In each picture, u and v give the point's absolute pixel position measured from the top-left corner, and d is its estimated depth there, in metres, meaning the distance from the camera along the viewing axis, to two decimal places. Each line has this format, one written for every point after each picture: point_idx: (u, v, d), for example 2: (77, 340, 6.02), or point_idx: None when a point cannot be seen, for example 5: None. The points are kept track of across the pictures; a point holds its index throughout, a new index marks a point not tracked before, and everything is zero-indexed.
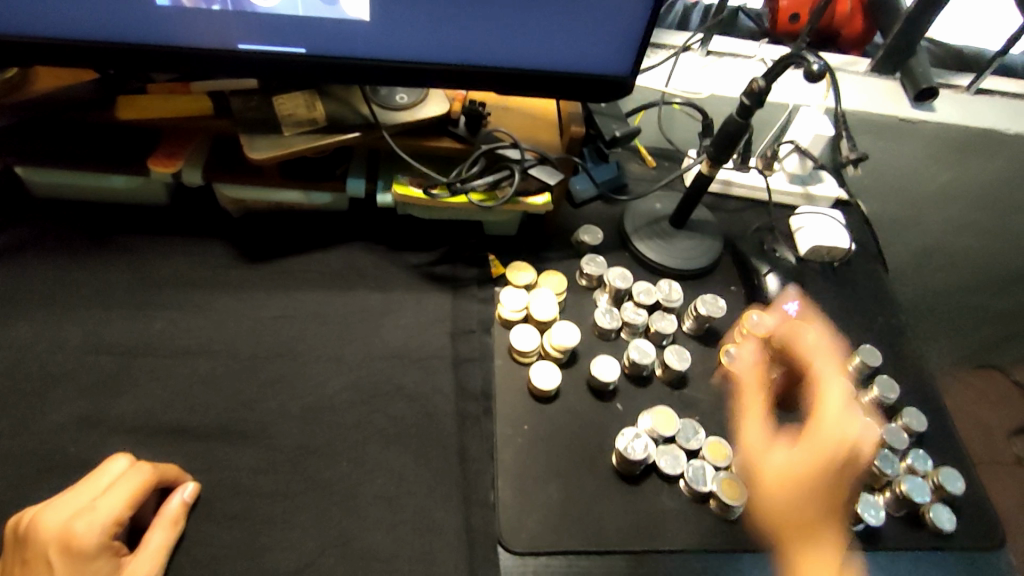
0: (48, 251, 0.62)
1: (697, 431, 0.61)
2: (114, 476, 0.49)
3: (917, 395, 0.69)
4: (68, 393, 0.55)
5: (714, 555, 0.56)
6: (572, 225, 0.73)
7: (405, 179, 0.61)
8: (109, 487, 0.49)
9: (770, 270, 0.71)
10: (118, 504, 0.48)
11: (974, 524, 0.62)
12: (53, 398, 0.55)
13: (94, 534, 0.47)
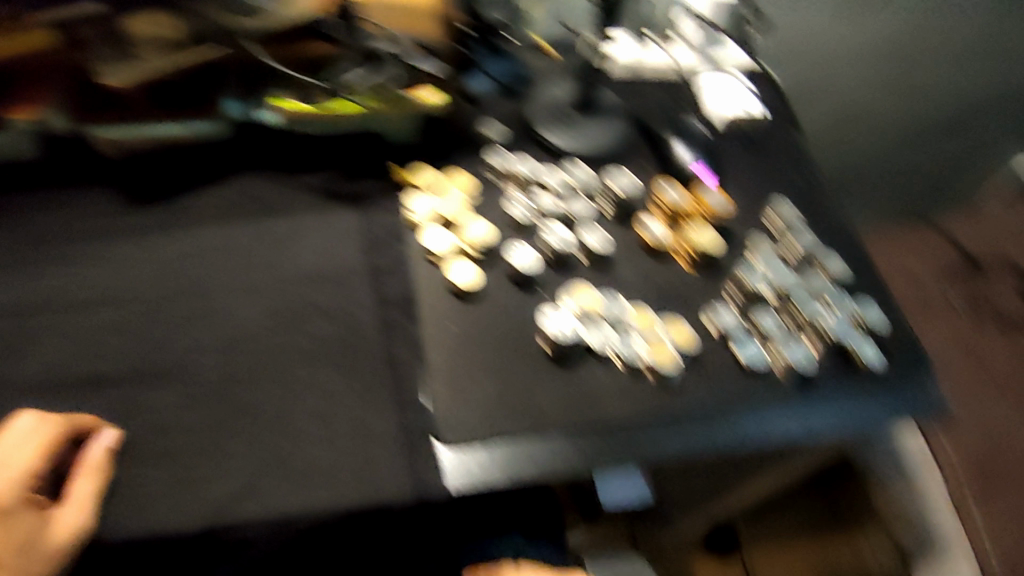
0: None
1: (618, 300, 0.62)
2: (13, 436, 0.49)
3: (838, 242, 0.70)
4: None
5: (652, 419, 0.56)
6: (477, 125, 0.71)
7: (284, 92, 0.63)
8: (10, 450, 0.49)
9: (677, 140, 0.72)
10: (26, 459, 0.49)
11: (903, 352, 0.63)
12: None
13: (10, 492, 0.49)
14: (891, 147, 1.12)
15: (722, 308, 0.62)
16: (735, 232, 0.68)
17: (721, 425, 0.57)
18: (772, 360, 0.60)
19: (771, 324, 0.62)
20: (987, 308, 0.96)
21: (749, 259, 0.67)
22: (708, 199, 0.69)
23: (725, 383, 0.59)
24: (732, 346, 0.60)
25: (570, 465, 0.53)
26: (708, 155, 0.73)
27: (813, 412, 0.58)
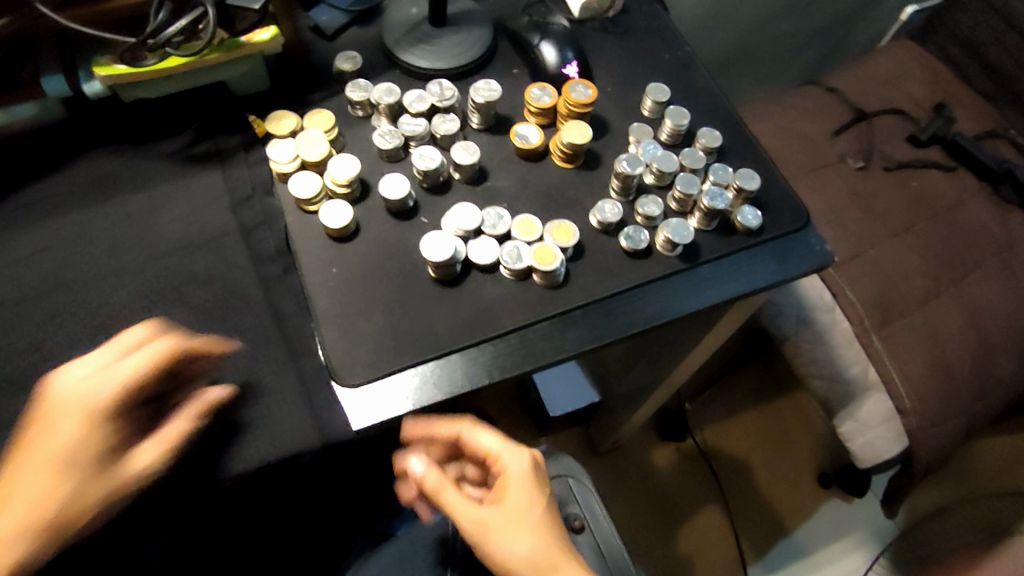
0: None
1: (502, 216, 0.60)
2: (135, 361, 0.48)
3: (713, 115, 0.70)
4: None
5: (548, 321, 0.57)
6: (329, 59, 0.67)
7: (106, 59, 0.54)
8: (140, 371, 0.48)
9: (542, 39, 0.68)
10: (141, 368, 0.48)
11: (781, 213, 0.65)
12: None
13: (109, 396, 0.47)
14: (770, 13, 1.11)
15: (604, 201, 0.62)
16: (609, 123, 0.68)
17: (615, 314, 0.58)
18: (658, 243, 0.62)
19: (652, 208, 0.62)
20: (876, 158, 1.00)
21: (629, 148, 0.67)
22: (577, 95, 0.64)
23: (614, 273, 0.60)
24: (619, 238, 0.61)
25: (476, 380, 0.54)
26: (575, 50, 0.69)
27: (702, 285, 0.61)
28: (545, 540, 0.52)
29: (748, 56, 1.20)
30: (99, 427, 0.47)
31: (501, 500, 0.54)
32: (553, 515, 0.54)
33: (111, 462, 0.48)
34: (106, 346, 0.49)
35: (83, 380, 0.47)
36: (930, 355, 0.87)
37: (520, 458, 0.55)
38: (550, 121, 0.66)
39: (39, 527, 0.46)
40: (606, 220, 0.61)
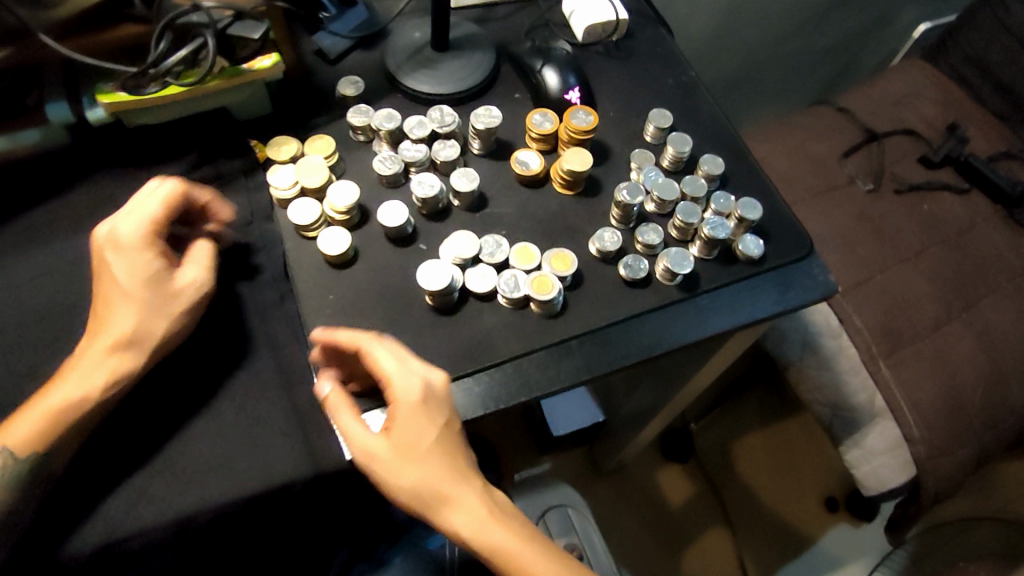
0: None
1: (501, 244, 0.60)
2: (156, 202, 0.52)
3: (717, 142, 0.69)
4: None
5: (545, 351, 0.57)
6: (332, 83, 0.67)
7: (110, 87, 0.54)
8: (159, 214, 0.52)
9: (545, 64, 0.68)
10: (162, 207, 0.52)
11: (784, 242, 0.64)
12: None
13: (139, 241, 0.51)
14: (780, 33, 1.11)
15: (604, 229, 0.62)
16: (611, 148, 0.68)
17: (611, 344, 0.58)
18: (658, 272, 0.61)
19: (652, 237, 0.62)
20: (887, 180, 0.99)
21: (631, 174, 0.66)
22: (577, 122, 0.64)
23: (612, 303, 0.60)
24: (618, 266, 0.61)
25: (470, 411, 0.54)
26: (578, 75, 0.69)
27: (701, 315, 0.60)
28: (438, 475, 0.49)
29: (757, 75, 1.20)
30: (148, 269, 0.52)
31: (395, 429, 0.49)
32: (457, 449, 0.50)
33: (167, 294, 0.53)
34: (125, 206, 0.52)
35: (128, 229, 0.51)
36: (939, 382, 0.85)
37: (418, 378, 0.49)
38: (551, 147, 0.66)
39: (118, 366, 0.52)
40: (605, 248, 0.60)
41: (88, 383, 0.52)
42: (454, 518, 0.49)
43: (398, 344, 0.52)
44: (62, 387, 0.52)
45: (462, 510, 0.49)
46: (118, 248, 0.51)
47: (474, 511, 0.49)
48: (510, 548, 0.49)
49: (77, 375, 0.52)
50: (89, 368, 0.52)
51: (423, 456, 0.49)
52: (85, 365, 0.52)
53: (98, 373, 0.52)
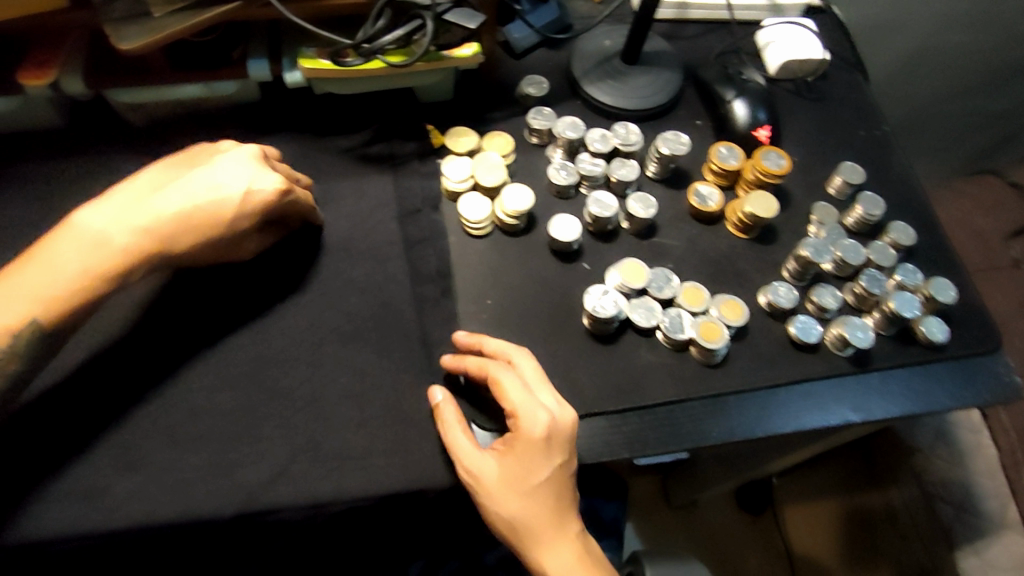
0: None
1: (670, 279, 0.57)
2: (260, 185, 0.51)
3: (905, 208, 0.64)
4: None
5: (699, 402, 0.54)
6: (516, 80, 0.66)
7: (313, 53, 0.54)
8: (258, 199, 0.51)
9: (737, 96, 0.64)
10: (269, 192, 0.51)
11: (969, 331, 0.59)
12: None
13: (248, 208, 0.51)
14: (955, 89, 1.03)
15: (778, 283, 0.58)
16: (792, 196, 0.64)
17: (771, 410, 0.54)
18: (829, 338, 0.57)
19: (829, 300, 0.57)
20: None
21: (810, 228, 0.62)
22: (768, 163, 0.60)
23: (777, 363, 0.56)
24: (788, 324, 0.57)
25: (613, 451, 0.51)
26: (769, 113, 0.64)
27: (869, 395, 0.56)
28: (543, 512, 0.47)
29: (916, 129, 1.13)
30: (219, 223, 0.50)
31: (514, 458, 0.47)
32: (567, 492, 0.48)
33: (211, 245, 0.51)
34: (237, 152, 0.51)
35: (224, 178, 0.50)
36: None
37: (547, 414, 0.46)
38: (730, 184, 0.63)
39: (200, 247, 0.51)
40: (778, 303, 0.56)
41: (121, 256, 0.47)
42: (547, 557, 0.47)
43: (532, 370, 0.49)
44: (138, 215, 0.48)
45: (559, 554, 0.47)
46: (211, 174, 0.50)
47: (570, 556, 0.47)
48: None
49: (161, 202, 0.49)
50: (178, 211, 0.49)
51: (538, 491, 0.47)
52: (188, 190, 0.49)
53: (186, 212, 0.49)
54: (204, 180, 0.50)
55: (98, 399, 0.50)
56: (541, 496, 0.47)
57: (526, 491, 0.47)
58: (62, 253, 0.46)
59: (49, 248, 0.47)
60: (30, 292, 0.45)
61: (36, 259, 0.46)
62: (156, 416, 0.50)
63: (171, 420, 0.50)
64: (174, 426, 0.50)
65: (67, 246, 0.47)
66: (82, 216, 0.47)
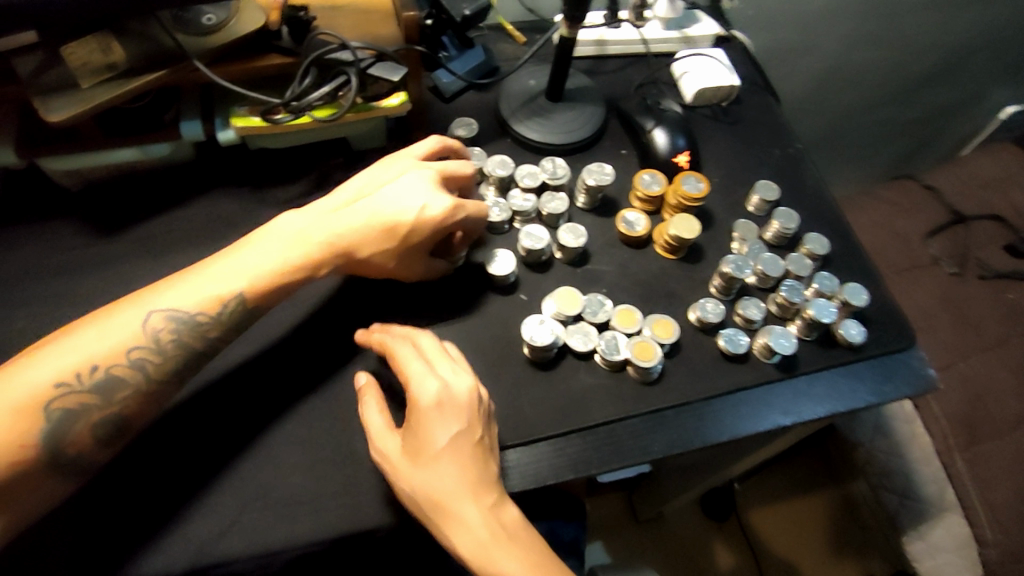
0: None
1: (604, 303, 0.60)
2: (441, 202, 0.53)
3: (819, 220, 0.69)
4: None
5: (637, 419, 0.56)
6: (446, 123, 0.69)
7: (243, 111, 0.56)
8: (431, 215, 0.53)
9: (656, 125, 0.68)
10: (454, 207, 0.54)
11: (884, 330, 0.63)
12: None
13: (428, 225, 0.53)
14: (869, 101, 1.11)
15: (706, 299, 0.61)
16: (714, 216, 0.68)
17: (707, 420, 0.57)
18: (756, 348, 0.60)
19: (754, 312, 0.61)
20: (972, 265, 0.96)
21: (733, 244, 0.66)
22: (688, 188, 0.64)
23: (709, 376, 0.59)
24: (717, 338, 0.60)
25: (560, 473, 0.53)
26: (687, 138, 0.68)
27: (797, 398, 0.59)
28: (443, 483, 0.48)
29: (837, 139, 1.20)
30: (394, 233, 0.53)
31: (418, 432, 0.49)
32: (473, 463, 0.48)
33: (403, 254, 0.54)
34: (420, 173, 0.55)
35: (405, 193, 0.53)
36: (1016, 484, 0.82)
37: (439, 383, 0.49)
38: (655, 209, 0.66)
39: (389, 254, 0.54)
40: (705, 319, 0.60)
41: (310, 252, 0.52)
42: (452, 531, 0.47)
43: (432, 345, 0.52)
44: (326, 227, 0.53)
45: (462, 528, 0.47)
46: (394, 189, 0.54)
47: (473, 534, 0.47)
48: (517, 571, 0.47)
49: (352, 212, 0.54)
50: (359, 227, 0.53)
51: (444, 460, 0.48)
52: (373, 203, 0.54)
53: (366, 225, 0.53)
54: (385, 193, 0.54)
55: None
56: (446, 469, 0.48)
57: (428, 461, 0.48)
58: (268, 251, 0.52)
59: (256, 241, 0.52)
60: (190, 295, 0.49)
61: (234, 255, 0.52)
62: (103, 477, 0.50)
63: (124, 479, 0.50)
64: (121, 485, 0.50)
65: (272, 242, 0.53)
66: (289, 220, 0.53)
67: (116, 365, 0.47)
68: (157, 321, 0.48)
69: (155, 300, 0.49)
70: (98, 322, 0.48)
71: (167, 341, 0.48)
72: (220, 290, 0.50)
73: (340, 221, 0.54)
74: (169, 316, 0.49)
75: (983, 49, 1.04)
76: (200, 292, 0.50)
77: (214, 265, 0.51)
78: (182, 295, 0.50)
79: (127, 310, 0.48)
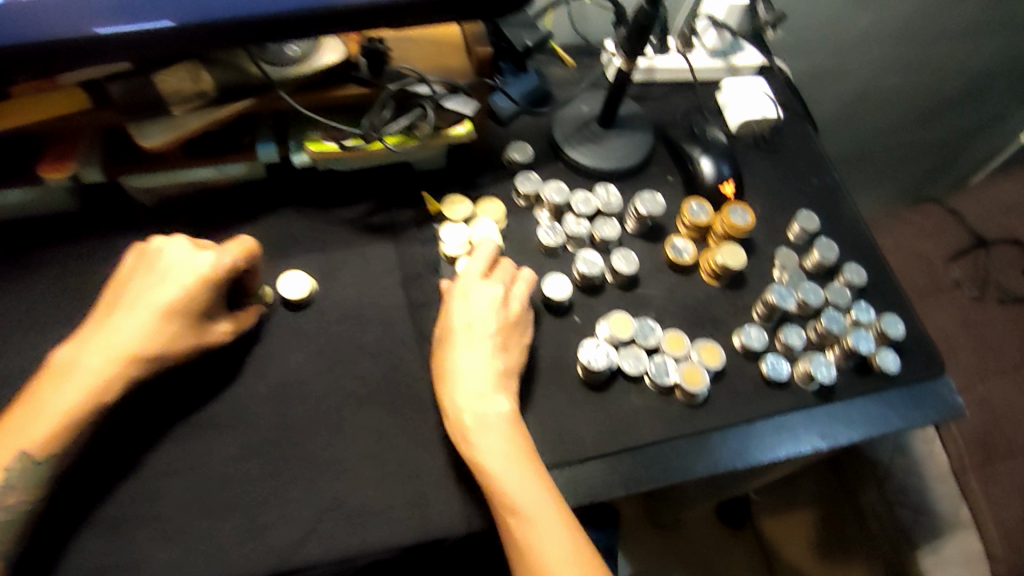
0: None
1: (655, 328, 0.63)
2: (182, 279, 0.52)
3: (856, 250, 0.71)
4: None
5: (685, 439, 0.59)
6: (501, 146, 0.71)
7: (317, 135, 0.59)
8: (181, 291, 0.52)
9: (703, 154, 0.70)
10: (182, 289, 0.52)
11: (917, 358, 0.66)
12: None
13: (159, 320, 0.51)
14: (896, 122, 1.13)
15: (751, 326, 0.64)
16: (757, 244, 0.70)
17: (750, 443, 0.60)
18: (796, 374, 0.63)
19: (795, 338, 0.64)
20: (992, 289, 0.99)
21: (774, 271, 0.69)
22: (735, 219, 0.67)
23: (753, 401, 0.62)
24: (760, 363, 0.63)
25: (612, 489, 0.57)
26: (732, 166, 0.71)
27: (835, 423, 0.62)
28: (448, 350, 0.56)
29: (861, 159, 1.22)
30: (176, 313, 0.52)
31: (445, 313, 0.58)
32: (477, 344, 0.55)
33: (190, 332, 0.53)
34: (164, 257, 0.53)
35: (156, 283, 0.52)
36: None
37: (473, 277, 0.58)
38: (701, 236, 0.69)
39: (178, 344, 0.52)
40: (749, 345, 0.63)
41: (114, 363, 0.50)
42: (442, 391, 0.55)
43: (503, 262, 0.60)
44: (127, 334, 0.51)
45: (448, 390, 0.54)
46: (152, 283, 0.52)
47: (455, 398, 0.54)
48: (494, 450, 0.52)
49: (111, 326, 0.51)
50: (142, 329, 0.51)
51: (452, 334, 0.56)
52: (122, 317, 0.51)
53: (157, 323, 0.51)
54: (151, 290, 0.52)
55: (119, 469, 0.52)
56: (451, 342, 0.56)
57: (443, 333, 0.57)
58: (95, 360, 0.50)
59: (102, 340, 0.50)
60: (47, 418, 0.47)
61: (75, 367, 0.49)
62: (183, 486, 0.52)
63: (202, 489, 0.52)
64: (199, 495, 0.52)
65: (102, 349, 0.50)
66: (107, 326, 0.51)
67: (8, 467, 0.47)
68: (48, 427, 0.47)
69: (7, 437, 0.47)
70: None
71: (55, 449, 0.48)
72: (67, 405, 0.48)
73: (125, 328, 0.51)
74: (28, 449, 0.47)
75: (1009, 76, 1.06)
76: (53, 410, 0.48)
77: (68, 376, 0.49)
78: (34, 423, 0.47)
79: (27, 424, 0.47)
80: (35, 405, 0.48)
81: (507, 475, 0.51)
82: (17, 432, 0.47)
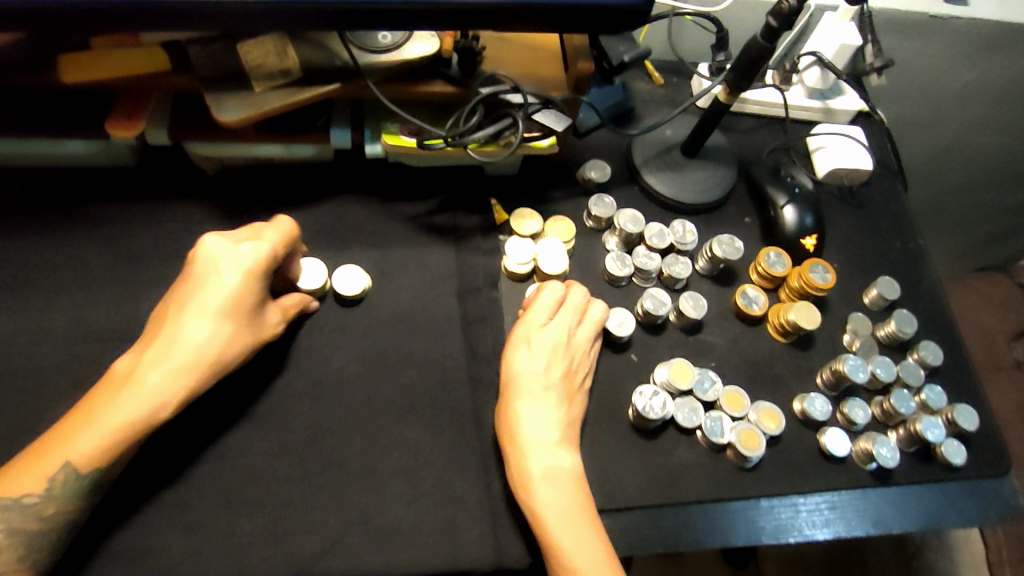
0: (26, 233, 0.57)
1: (715, 380, 0.59)
2: (231, 270, 0.50)
3: (933, 325, 0.67)
4: (70, 392, 0.51)
5: (730, 503, 0.56)
6: (578, 161, 0.68)
7: (395, 128, 0.56)
8: (240, 286, 0.50)
9: (788, 202, 0.66)
10: (242, 282, 0.50)
11: (984, 452, 0.62)
12: (55, 400, 0.51)
13: (223, 319, 0.50)
14: (976, 184, 1.08)
15: (815, 394, 0.60)
16: (830, 304, 0.66)
17: (797, 516, 0.57)
18: (856, 451, 0.60)
19: (860, 414, 0.60)
20: None
21: (845, 336, 0.65)
22: (815, 276, 0.63)
23: (806, 472, 0.58)
24: (819, 434, 0.60)
25: (648, 544, 0.54)
26: (817, 218, 0.67)
27: (889, 508, 0.59)
28: (509, 401, 0.54)
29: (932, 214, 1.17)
30: (235, 310, 0.50)
31: (506, 358, 0.56)
32: (541, 393, 0.54)
33: (246, 327, 0.51)
34: (210, 254, 0.51)
35: (212, 283, 0.50)
36: None
37: (537, 321, 0.56)
38: (773, 287, 0.65)
39: (240, 343, 0.50)
40: (811, 415, 0.59)
41: (182, 370, 0.48)
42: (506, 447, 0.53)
43: (573, 297, 0.58)
44: (191, 341, 0.49)
45: (514, 447, 0.52)
46: (207, 284, 0.50)
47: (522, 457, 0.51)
48: (553, 503, 0.49)
49: (167, 335, 0.49)
50: (206, 334, 0.49)
51: (515, 386, 0.55)
52: (179, 324, 0.49)
53: (219, 325, 0.50)
54: (209, 291, 0.50)
55: (150, 453, 0.50)
56: (514, 395, 0.54)
57: (507, 382, 0.55)
58: (156, 370, 0.48)
59: (157, 354, 0.48)
60: (101, 431, 0.45)
61: (134, 381, 0.47)
62: (211, 477, 0.50)
63: (231, 483, 0.50)
64: (227, 488, 0.50)
65: (163, 363, 0.48)
66: (163, 333, 0.49)
67: (57, 476, 0.44)
68: (102, 439, 0.45)
69: (64, 450, 0.45)
70: (49, 456, 0.45)
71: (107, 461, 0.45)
72: (127, 417, 0.46)
73: (189, 334, 0.49)
74: (80, 463, 0.45)
75: None
76: (112, 421, 0.46)
77: (124, 389, 0.47)
78: (88, 434, 0.45)
79: (78, 434, 0.45)
80: (85, 418, 0.46)
81: (564, 533, 0.48)
82: (67, 442, 0.45)
